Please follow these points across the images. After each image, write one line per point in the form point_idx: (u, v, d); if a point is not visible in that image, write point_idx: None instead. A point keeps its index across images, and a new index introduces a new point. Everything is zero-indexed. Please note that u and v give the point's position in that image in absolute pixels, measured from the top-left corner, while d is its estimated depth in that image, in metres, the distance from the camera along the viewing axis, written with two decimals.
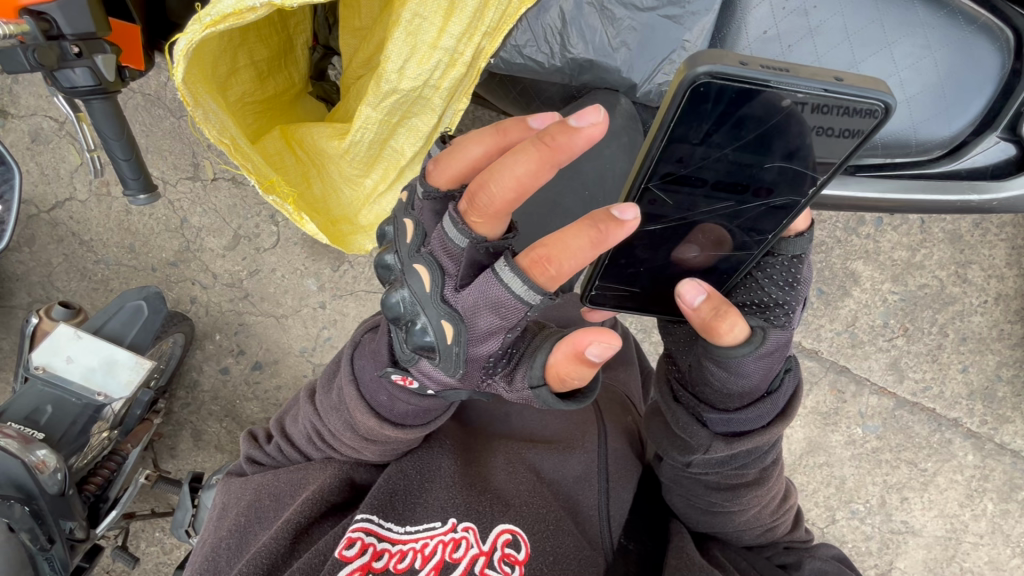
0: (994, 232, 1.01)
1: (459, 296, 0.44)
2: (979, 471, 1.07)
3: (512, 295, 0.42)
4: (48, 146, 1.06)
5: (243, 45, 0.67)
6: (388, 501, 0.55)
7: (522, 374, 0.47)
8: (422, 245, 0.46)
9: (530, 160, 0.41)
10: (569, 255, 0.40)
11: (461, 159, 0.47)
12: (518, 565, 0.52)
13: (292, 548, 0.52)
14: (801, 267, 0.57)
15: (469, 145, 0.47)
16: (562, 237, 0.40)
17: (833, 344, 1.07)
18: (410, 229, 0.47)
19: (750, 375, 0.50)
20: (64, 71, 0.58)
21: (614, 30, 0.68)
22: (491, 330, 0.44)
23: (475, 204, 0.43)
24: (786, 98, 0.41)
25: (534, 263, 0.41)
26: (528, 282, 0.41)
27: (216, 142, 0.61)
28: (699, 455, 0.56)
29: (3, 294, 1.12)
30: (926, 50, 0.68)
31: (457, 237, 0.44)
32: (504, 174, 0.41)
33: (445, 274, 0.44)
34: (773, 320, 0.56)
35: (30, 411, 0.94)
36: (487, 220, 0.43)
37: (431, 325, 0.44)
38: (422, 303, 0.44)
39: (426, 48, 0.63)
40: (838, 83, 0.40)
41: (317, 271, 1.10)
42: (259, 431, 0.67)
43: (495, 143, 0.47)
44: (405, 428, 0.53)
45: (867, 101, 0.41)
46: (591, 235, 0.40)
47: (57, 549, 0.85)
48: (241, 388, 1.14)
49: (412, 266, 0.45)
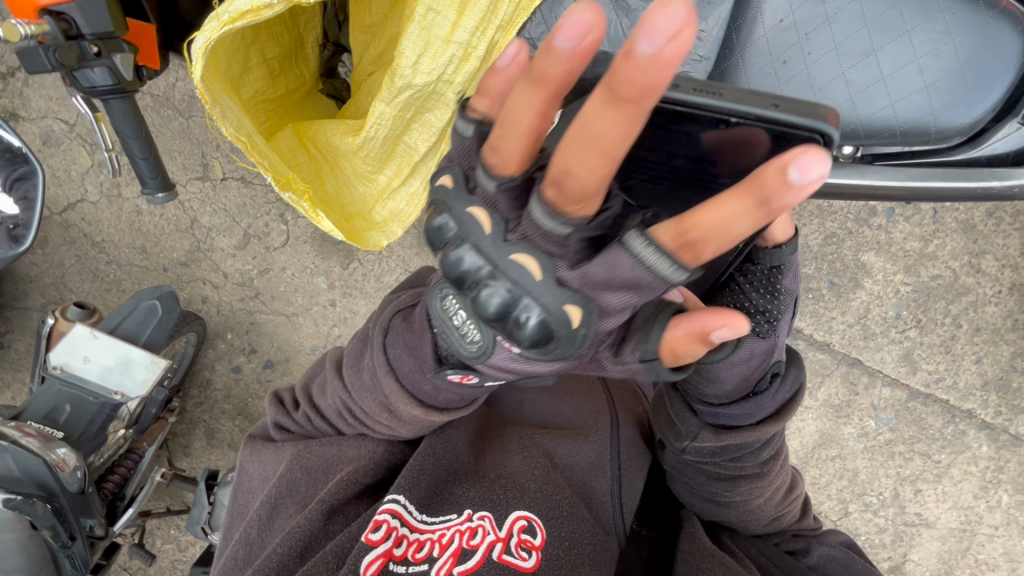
0: (1008, 221, 0.99)
1: (579, 274, 0.39)
2: (993, 462, 1.07)
3: (657, 276, 0.37)
4: (59, 149, 1.07)
5: (255, 44, 0.67)
6: (416, 480, 0.55)
7: (631, 348, 0.44)
8: (507, 231, 0.38)
9: (614, 119, 0.33)
10: (728, 238, 0.34)
11: (511, 131, 0.37)
12: (534, 551, 0.52)
13: (325, 529, 0.52)
14: (778, 277, 0.56)
15: (518, 112, 0.37)
16: (717, 216, 0.34)
17: (845, 336, 1.06)
18: (484, 217, 0.38)
19: (725, 382, 0.52)
20: (84, 70, 0.59)
21: (629, 20, 0.68)
22: (621, 305, 0.40)
23: (564, 194, 0.36)
24: (722, 122, 0.42)
25: (682, 246, 0.35)
26: (675, 263, 0.36)
27: (232, 140, 0.61)
28: (688, 442, 0.57)
29: (17, 295, 1.13)
30: (945, 36, 0.67)
31: (556, 228, 0.37)
32: (585, 143, 0.34)
33: (553, 257, 0.38)
34: (755, 328, 0.53)
35: (49, 410, 0.96)
36: (584, 203, 0.37)
37: (551, 313, 0.38)
38: (534, 293, 0.38)
39: (440, 42, 0.63)
40: (775, 108, 0.41)
41: (327, 269, 1.11)
42: (285, 394, 0.66)
43: (542, 94, 0.36)
44: (450, 413, 0.54)
45: (805, 128, 0.41)
46: (754, 208, 0.33)
47: (77, 547, 0.86)
48: (253, 386, 1.15)
49: (508, 257, 0.38)
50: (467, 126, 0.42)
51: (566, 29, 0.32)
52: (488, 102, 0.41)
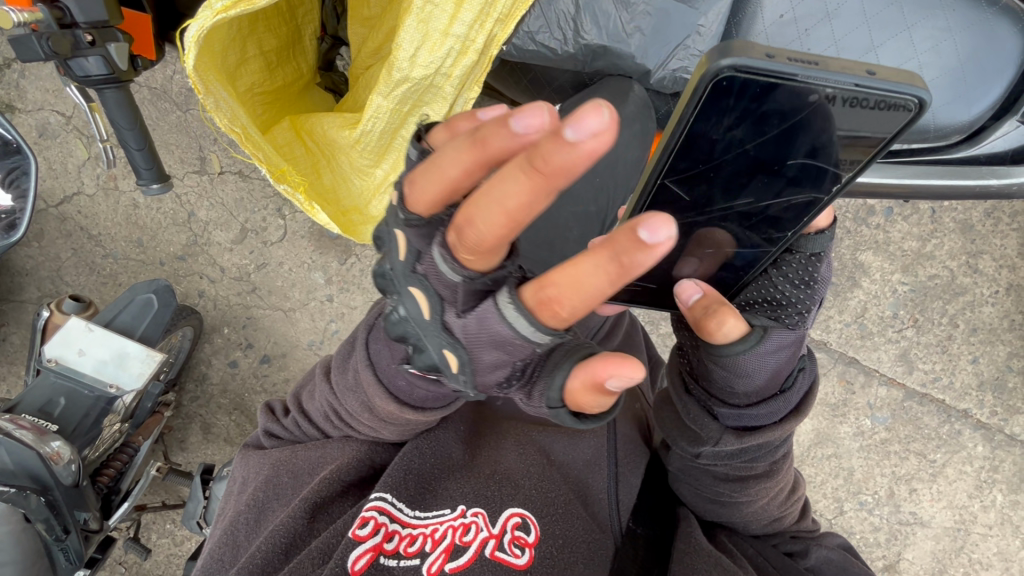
0: (1006, 221, 1.00)
1: (462, 322, 0.38)
2: (988, 462, 1.07)
3: (519, 335, 0.36)
4: (55, 141, 1.06)
5: (252, 35, 0.66)
6: (402, 479, 0.54)
7: (539, 391, 0.40)
8: (416, 263, 0.39)
9: (523, 186, 0.32)
10: (584, 296, 0.33)
11: (435, 175, 0.37)
12: (528, 547, 0.52)
13: (310, 527, 0.52)
14: (818, 266, 0.54)
15: (446, 160, 0.36)
16: (573, 270, 0.33)
17: (842, 335, 1.06)
18: (400, 245, 0.40)
19: (753, 375, 0.50)
20: (77, 59, 0.58)
21: (629, 14, 0.67)
22: (499, 362, 0.39)
23: (463, 239, 0.35)
24: (814, 92, 0.39)
25: (546, 303, 0.35)
26: (535, 324, 0.35)
27: (227, 131, 0.61)
28: (709, 446, 0.56)
29: (13, 288, 1.12)
30: (946, 33, 0.67)
31: (449, 274, 0.37)
32: (492, 206, 0.33)
33: (443, 300, 0.38)
34: (784, 319, 0.52)
35: (43, 403, 0.95)
36: (480, 257, 0.36)
37: (433, 353, 0.41)
38: (420, 329, 0.41)
39: (438, 34, 0.62)
40: (869, 77, 0.38)
41: (325, 264, 1.10)
42: (276, 404, 0.67)
43: (474, 155, 0.35)
44: (427, 412, 0.53)
45: (898, 96, 0.39)
46: (610, 269, 0.32)
47: (71, 540, 0.85)
48: (249, 381, 1.14)
49: (407, 289, 0.40)
50: (414, 149, 0.42)
51: (521, 115, 0.31)
52: (446, 136, 0.42)
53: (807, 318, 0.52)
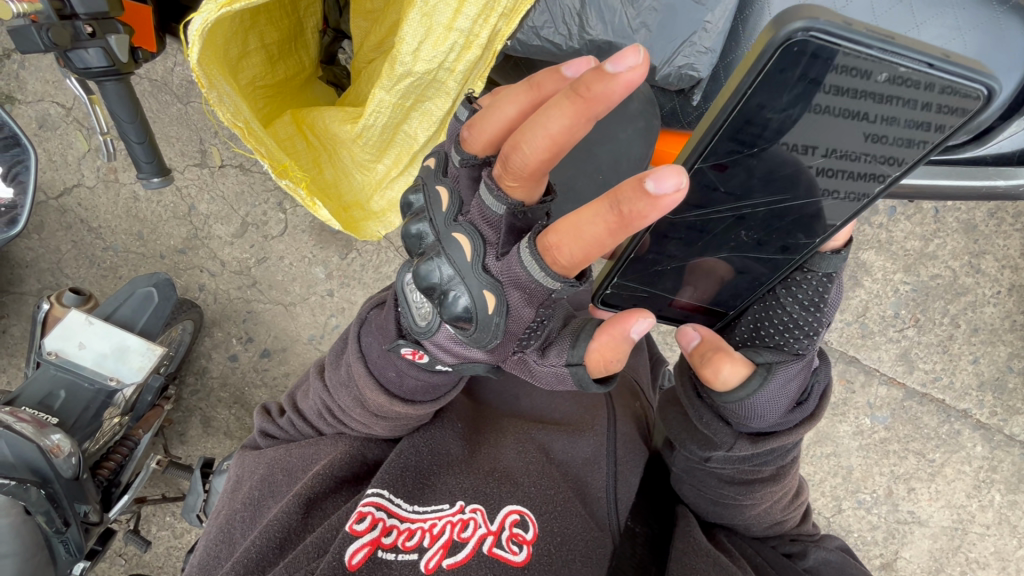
0: (1009, 222, 0.99)
1: (500, 263, 0.42)
2: (987, 463, 1.07)
3: (532, 279, 0.41)
4: (55, 132, 1.06)
5: (254, 28, 0.66)
6: (399, 476, 0.55)
7: (557, 350, 0.47)
8: (458, 213, 0.44)
9: (565, 114, 0.38)
10: (584, 240, 0.38)
11: (494, 118, 0.45)
12: (525, 544, 0.51)
13: (304, 522, 0.52)
14: (830, 288, 0.52)
15: (507, 104, 0.45)
16: (576, 221, 0.38)
17: (842, 334, 1.06)
18: (445, 197, 0.45)
19: (786, 394, 0.50)
20: (77, 51, 0.58)
21: (634, 10, 0.67)
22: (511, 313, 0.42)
23: (508, 168, 0.41)
24: (884, 71, 0.36)
25: (548, 250, 0.40)
26: (546, 269, 0.40)
27: (228, 125, 0.61)
28: (721, 451, 0.55)
29: (13, 280, 1.12)
30: (955, 31, 0.67)
31: (494, 204, 0.43)
32: (537, 132, 0.39)
33: (486, 242, 0.43)
34: (790, 345, 0.52)
35: (43, 395, 0.95)
36: (523, 184, 0.42)
37: (471, 296, 0.42)
38: (461, 274, 0.42)
39: (442, 29, 0.62)
40: (945, 59, 0.34)
41: (326, 259, 1.10)
42: (272, 405, 0.68)
43: (531, 99, 0.45)
44: (416, 404, 0.53)
45: (967, 86, 0.35)
46: (607, 218, 0.37)
47: (71, 532, 0.85)
48: (250, 375, 1.14)
49: (451, 236, 0.43)
50: (465, 110, 0.51)
51: (573, 64, 0.44)
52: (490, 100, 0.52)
53: (816, 344, 0.52)
